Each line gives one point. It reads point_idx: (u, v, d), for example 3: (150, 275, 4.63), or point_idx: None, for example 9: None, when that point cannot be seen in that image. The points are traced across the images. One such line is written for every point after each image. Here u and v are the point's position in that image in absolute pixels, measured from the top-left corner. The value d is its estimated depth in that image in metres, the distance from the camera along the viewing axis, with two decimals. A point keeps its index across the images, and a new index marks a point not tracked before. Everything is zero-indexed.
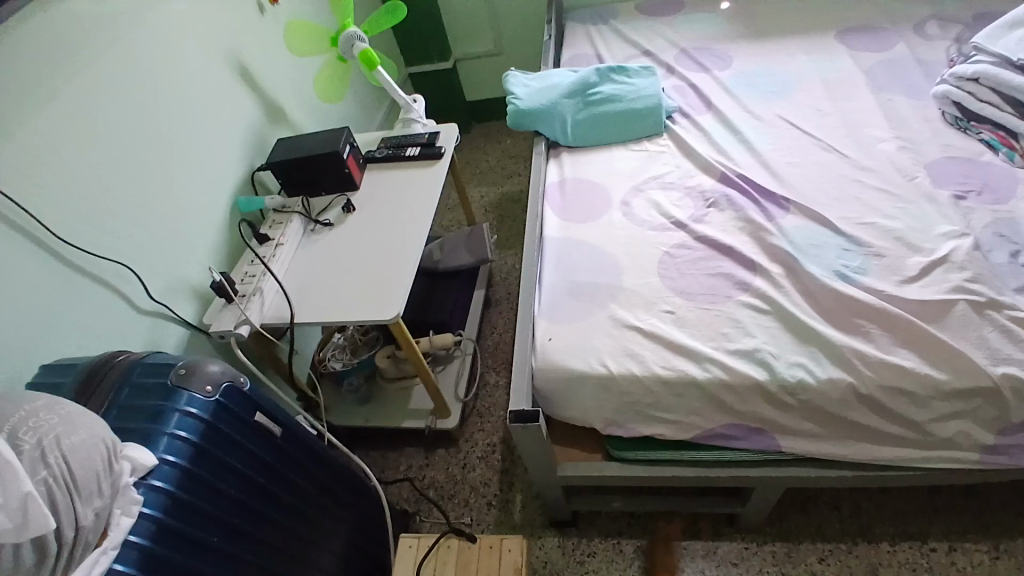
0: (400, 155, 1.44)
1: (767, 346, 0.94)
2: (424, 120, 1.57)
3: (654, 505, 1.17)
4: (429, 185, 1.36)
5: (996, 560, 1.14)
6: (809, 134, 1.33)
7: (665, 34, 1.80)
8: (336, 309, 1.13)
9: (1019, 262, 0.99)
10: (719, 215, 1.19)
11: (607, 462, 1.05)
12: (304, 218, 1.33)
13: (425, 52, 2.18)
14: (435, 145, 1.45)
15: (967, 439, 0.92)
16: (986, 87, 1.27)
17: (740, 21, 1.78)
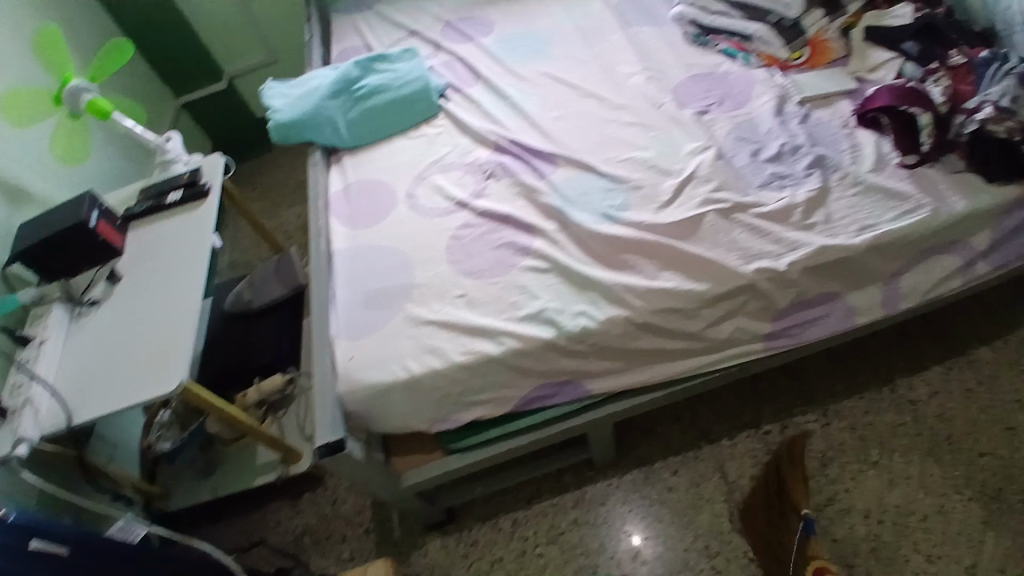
0: (161, 203, 1.33)
1: (551, 303, 0.97)
2: (185, 157, 1.46)
3: (510, 480, 1.19)
4: (199, 227, 1.26)
5: (822, 425, 1.24)
6: (570, 86, 1.29)
7: (429, 7, 1.63)
8: (128, 391, 1.03)
9: (759, 160, 1.04)
10: (497, 185, 1.16)
11: (448, 457, 1.05)
12: (67, 303, 1.20)
13: (189, 73, 1.92)
14: (198, 182, 1.35)
15: (745, 332, 0.99)
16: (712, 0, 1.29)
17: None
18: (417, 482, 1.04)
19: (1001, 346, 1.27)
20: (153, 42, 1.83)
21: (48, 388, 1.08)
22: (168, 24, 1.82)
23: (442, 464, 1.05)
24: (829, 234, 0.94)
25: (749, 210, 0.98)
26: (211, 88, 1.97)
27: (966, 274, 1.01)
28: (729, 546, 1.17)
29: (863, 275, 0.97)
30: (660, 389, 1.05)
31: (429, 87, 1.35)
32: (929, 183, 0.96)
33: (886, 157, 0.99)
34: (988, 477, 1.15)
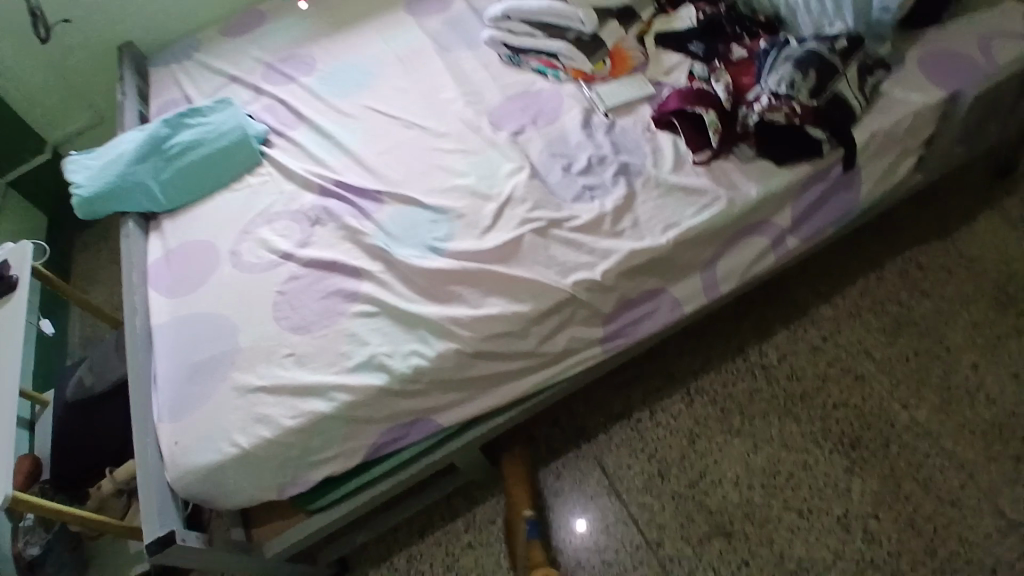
0: None
1: (382, 349, 0.96)
2: None
3: (395, 516, 1.21)
4: (16, 325, 1.16)
5: (689, 404, 1.28)
6: (393, 117, 1.28)
7: (249, 49, 1.57)
8: None
9: (571, 174, 1.06)
10: (322, 232, 1.14)
11: (311, 517, 1.04)
12: None
13: (10, 148, 1.68)
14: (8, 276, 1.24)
15: (579, 340, 0.99)
16: (518, 21, 1.28)
17: (322, 16, 1.59)
18: (281, 549, 1.03)
19: (841, 300, 1.34)
20: None
21: None
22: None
23: (307, 526, 1.03)
24: (637, 238, 0.97)
25: (563, 225, 1.00)
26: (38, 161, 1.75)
27: (780, 249, 1.04)
28: (615, 538, 1.19)
29: (678, 269, 1.00)
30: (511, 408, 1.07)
31: (246, 134, 1.33)
32: (722, 177, 1.00)
33: (683, 156, 1.03)
34: (843, 426, 1.20)
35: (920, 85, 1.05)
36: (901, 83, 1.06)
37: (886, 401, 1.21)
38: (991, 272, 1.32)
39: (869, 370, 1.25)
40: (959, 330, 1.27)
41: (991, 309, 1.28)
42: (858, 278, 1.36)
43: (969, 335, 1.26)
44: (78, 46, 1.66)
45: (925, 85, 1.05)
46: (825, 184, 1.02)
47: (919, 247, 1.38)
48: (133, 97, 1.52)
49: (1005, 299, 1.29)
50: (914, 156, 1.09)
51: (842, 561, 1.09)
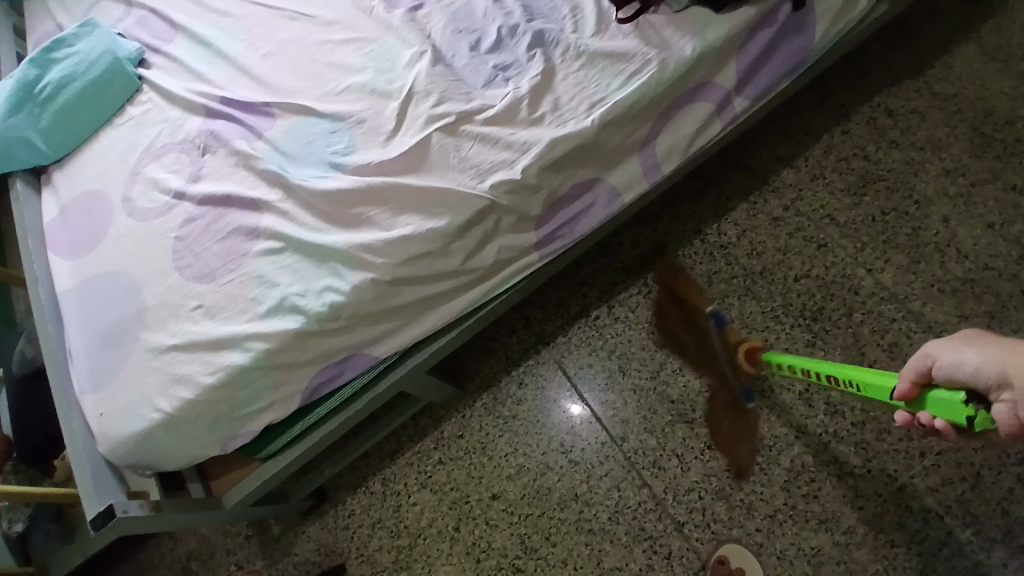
0: None
1: (292, 288, 0.86)
2: None
3: (367, 442, 1.16)
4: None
5: (648, 294, 1.22)
6: (276, 9, 1.08)
7: None
8: None
9: (479, 53, 0.90)
10: (213, 160, 0.98)
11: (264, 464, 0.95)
12: None
13: None
14: None
15: (511, 249, 0.90)
16: None
17: None
18: (239, 498, 0.95)
19: (804, 164, 1.24)
20: None
21: None
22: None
23: (261, 473, 0.95)
24: (559, 124, 0.85)
25: (474, 119, 0.87)
26: None
27: (728, 113, 0.91)
28: (581, 436, 1.18)
29: (609, 153, 0.89)
30: (462, 322, 0.95)
31: (119, 59, 1.10)
32: (653, 34, 0.86)
33: (605, 14, 0.88)
34: (805, 300, 1.16)
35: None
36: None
37: (850, 267, 1.16)
38: (967, 113, 1.22)
39: (833, 237, 1.18)
40: (930, 181, 1.19)
41: (967, 154, 1.20)
42: (822, 135, 1.25)
43: (940, 186, 1.18)
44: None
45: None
46: (773, 29, 0.89)
47: (891, 90, 1.26)
48: (7, 39, 1.31)
49: (980, 141, 1.20)
50: None
51: (805, 436, 1.10)
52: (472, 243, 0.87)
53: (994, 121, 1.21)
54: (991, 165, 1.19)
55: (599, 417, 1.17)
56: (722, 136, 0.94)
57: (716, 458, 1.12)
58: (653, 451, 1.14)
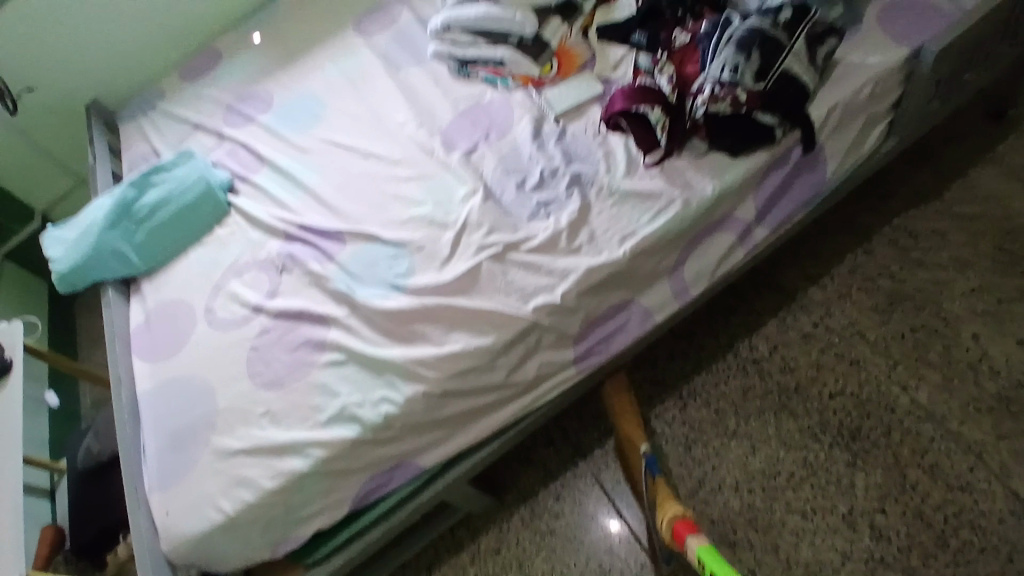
0: None
1: (351, 398, 0.93)
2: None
3: (406, 551, 1.17)
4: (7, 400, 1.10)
5: (684, 408, 1.25)
6: (349, 149, 1.23)
7: (205, 91, 1.46)
8: None
9: (525, 191, 1.03)
10: (289, 279, 1.11)
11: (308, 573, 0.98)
12: None
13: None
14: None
15: (552, 364, 0.97)
16: (458, 32, 1.19)
17: (272, 46, 1.47)
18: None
19: (831, 282, 1.30)
20: None
21: None
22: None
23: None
24: (595, 253, 0.94)
25: (520, 247, 0.97)
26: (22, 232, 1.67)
27: (751, 241, 1.00)
28: (619, 556, 1.18)
29: (642, 277, 0.97)
30: (503, 433, 1.01)
31: (210, 185, 1.26)
32: (677, 175, 0.97)
33: (635, 159, 1.00)
34: (842, 418, 1.17)
35: (880, 47, 0.99)
36: (860, 46, 1.00)
37: (885, 385, 1.18)
38: (987, 232, 1.28)
39: (864, 355, 1.21)
40: (957, 300, 1.23)
41: (992, 271, 1.24)
42: (846, 255, 1.31)
43: (967, 304, 1.22)
44: (41, 112, 1.52)
45: (886, 45, 0.99)
46: (787, 168, 0.98)
47: (911, 211, 1.33)
48: (104, 159, 1.42)
49: (1004, 259, 1.25)
50: (883, 123, 1.04)
51: (852, 561, 1.07)
52: (516, 360, 0.94)
53: (1016, 240, 1.26)
54: (1017, 282, 1.22)
55: (638, 531, 1.17)
56: (746, 261, 1.02)
57: None
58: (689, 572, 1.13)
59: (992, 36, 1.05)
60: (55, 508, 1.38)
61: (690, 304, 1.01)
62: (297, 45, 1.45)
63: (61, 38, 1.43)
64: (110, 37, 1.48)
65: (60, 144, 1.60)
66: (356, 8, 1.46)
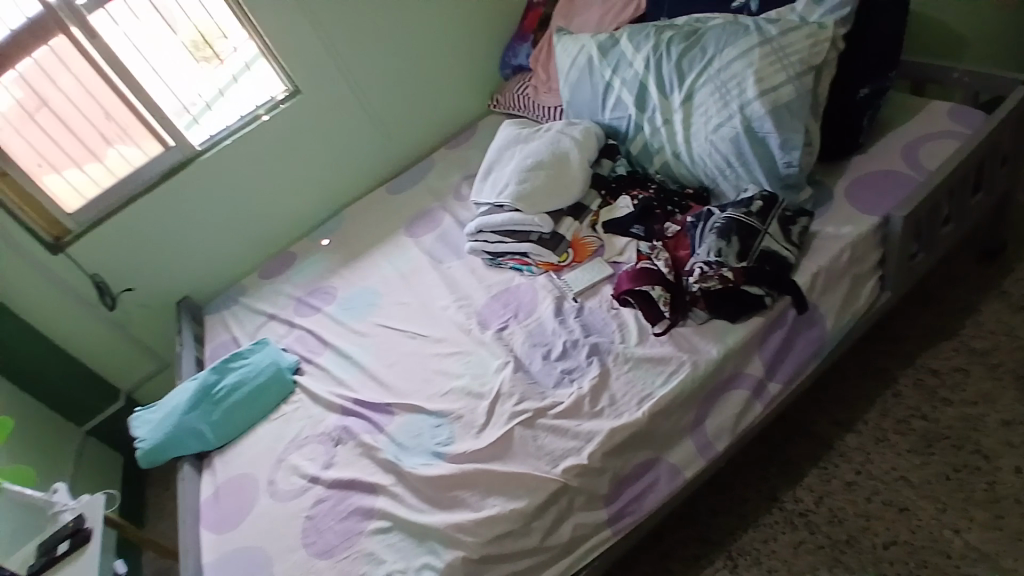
0: (48, 561, 1.23)
1: (396, 565, 0.99)
2: (72, 502, 1.36)
3: None
4: (79, 574, 1.20)
5: (734, 567, 1.22)
6: (399, 331, 1.41)
7: (283, 286, 1.73)
8: None
9: (550, 360, 1.15)
10: (344, 450, 1.23)
11: None
12: None
13: (87, 401, 1.84)
14: (81, 529, 1.27)
15: (585, 526, 1.01)
16: (488, 232, 1.40)
17: (339, 248, 1.75)
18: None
19: (864, 426, 1.31)
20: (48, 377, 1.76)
21: None
22: (50, 369, 1.76)
23: None
24: (615, 414, 1.03)
25: (547, 412, 1.07)
26: (109, 409, 1.88)
27: (764, 398, 1.07)
28: None
29: (663, 436, 1.04)
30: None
31: (280, 367, 1.45)
32: (684, 341, 1.08)
33: (645, 327, 1.12)
34: (899, 570, 1.12)
35: (849, 218, 1.14)
36: (831, 219, 1.15)
37: (938, 531, 1.14)
38: (1009, 362, 1.29)
39: (911, 499, 1.19)
40: (993, 434, 1.21)
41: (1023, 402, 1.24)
42: (875, 398, 1.34)
43: (1004, 437, 1.20)
44: (140, 306, 1.81)
45: (855, 216, 1.14)
46: (785, 329, 1.07)
47: (929, 351, 1.36)
48: (191, 346, 1.66)
49: None
50: (872, 278, 1.15)
51: None
52: (549, 524, 0.99)
53: None
54: None
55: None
56: (765, 415, 1.08)
57: None
58: None
59: (956, 198, 1.18)
60: None
61: (716, 458, 1.06)
62: (360, 244, 1.73)
63: (165, 249, 1.76)
64: (206, 245, 1.80)
65: (154, 333, 1.87)
66: (408, 215, 1.75)
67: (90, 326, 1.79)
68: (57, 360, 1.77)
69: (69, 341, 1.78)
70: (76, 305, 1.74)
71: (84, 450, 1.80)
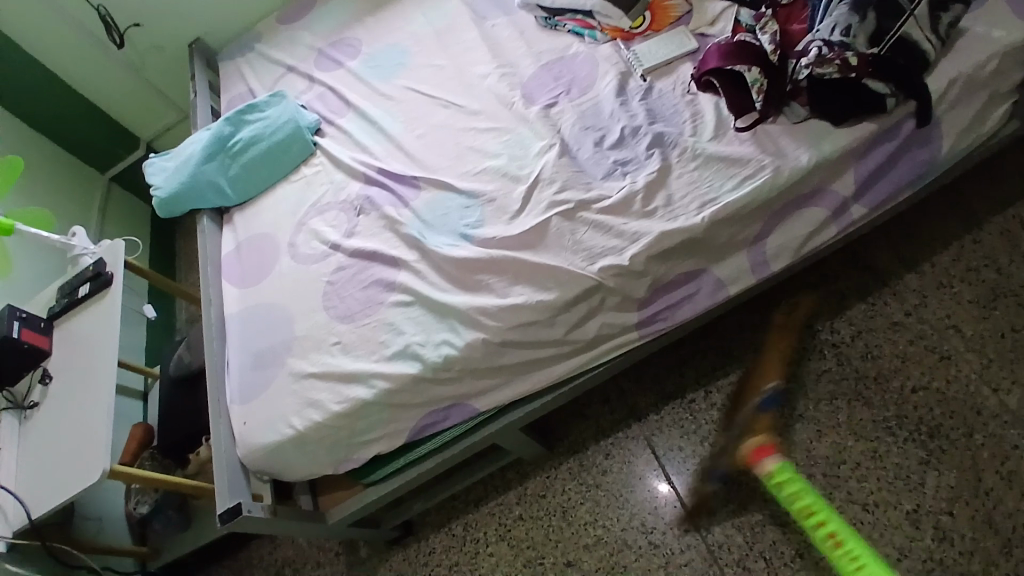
0: (73, 300, 1.25)
1: (415, 338, 0.97)
2: (93, 248, 1.34)
3: (457, 484, 1.22)
4: (104, 311, 1.21)
5: (749, 383, 1.25)
6: (431, 96, 1.24)
7: (303, 32, 1.51)
8: (61, 489, 1.04)
9: (602, 148, 1.01)
10: (366, 221, 1.15)
11: (367, 489, 1.05)
12: (13, 410, 1.19)
13: (109, 145, 1.75)
14: (102, 271, 1.26)
15: (611, 327, 0.97)
16: None
17: None
18: (340, 517, 1.05)
19: (930, 269, 1.21)
20: (63, 113, 1.63)
21: (5, 493, 1.10)
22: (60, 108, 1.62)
23: (362, 498, 1.05)
24: (669, 218, 0.91)
25: (591, 207, 0.96)
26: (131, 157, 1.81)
27: (842, 222, 0.94)
28: (663, 520, 1.20)
29: (713, 247, 0.94)
30: (554, 391, 1.03)
31: (299, 126, 1.31)
32: (769, 142, 0.92)
33: (725, 120, 0.96)
34: (921, 413, 1.13)
35: (1005, 22, 0.92)
36: (981, 18, 0.93)
37: (974, 385, 1.12)
38: None
39: (956, 350, 1.15)
40: None
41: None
42: (952, 242, 1.22)
43: None
44: (150, 45, 1.62)
45: (1012, 21, 0.92)
46: (894, 143, 0.91)
47: None
48: (204, 95, 1.51)
49: None
50: (1007, 100, 0.95)
51: (907, 559, 1.05)
52: (576, 319, 0.95)
53: None
54: None
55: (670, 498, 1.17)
56: (835, 240, 0.96)
57: (805, 567, 1.11)
58: (729, 540, 1.16)
59: None
60: (145, 407, 1.54)
61: (767, 279, 0.97)
62: None
63: None
64: None
65: (166, 76, 1.70)
66: None
67: (96, 61, 1.62)
68: (62, 100, 1.61)
69: (71, 75, 1.61)
70: (76, 33, 1.55)
71: (111, 198, 1.76)
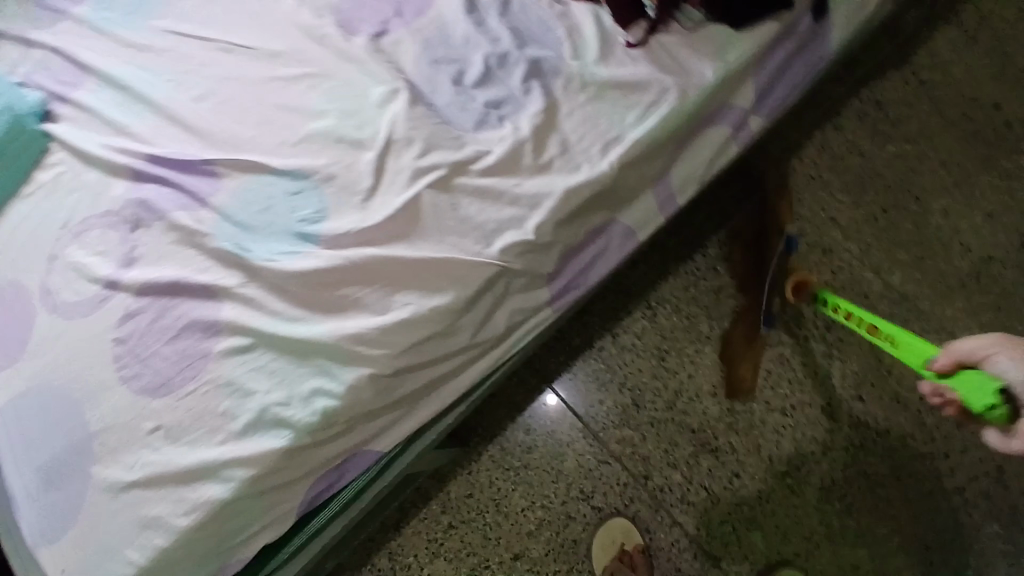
0: None
1: (273, 396, 0.71)
2: None
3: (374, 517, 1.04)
4: None
5: (654, 318, 1.17)
6: (206, 41, 0.89)
7: None
8: None
9: (465, 88, 0.77)
10: (150, 236, 0.81)
11: None
12: None
13: None
14: None
15: (523, 311, 0.78)
16: None
17: None
18: None
19: (799, 164, 1.20)
20: None
21: None
22: None
23: None
24: (569, 170, 0.73)
25: (471, 169, 0.74)
26: None
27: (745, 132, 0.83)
28: (601, 479, 1.13)
29: (622, 189, 0.77)
30: (470, 395, 0.85)
31: (16, 114, 0.87)
32: (664, 57, 0.76)
33: (610, 35, 0.78)
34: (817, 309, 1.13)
35: None
36: None
37: (858, 270, 1.15)
38: (958, 96, 1.21)
39: (837, 240, 1.16)
40: (927, 174, 1.18)
41: (961, 142, 1.19)
42: (817, 131, 1.21)
43: (939, 178, 1.18)
44: None
45: None
46: (791, 41, 0.81)
47: (879, 79, 1.23)
48: None
49: (974, 125, 1.19)
50: None
51: (831, 452, 1.09)
52: (480, 315, 0.74)
53: (984, 108, 1.20)
54: (987, 149, 1.18)
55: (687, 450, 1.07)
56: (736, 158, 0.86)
57: (745, 485, 1.10)
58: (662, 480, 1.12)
59: None
60: None
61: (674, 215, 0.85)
62: None
63: None
64: None
65: None
66: None
67: None
68: None
69: None
70: None
71: None
